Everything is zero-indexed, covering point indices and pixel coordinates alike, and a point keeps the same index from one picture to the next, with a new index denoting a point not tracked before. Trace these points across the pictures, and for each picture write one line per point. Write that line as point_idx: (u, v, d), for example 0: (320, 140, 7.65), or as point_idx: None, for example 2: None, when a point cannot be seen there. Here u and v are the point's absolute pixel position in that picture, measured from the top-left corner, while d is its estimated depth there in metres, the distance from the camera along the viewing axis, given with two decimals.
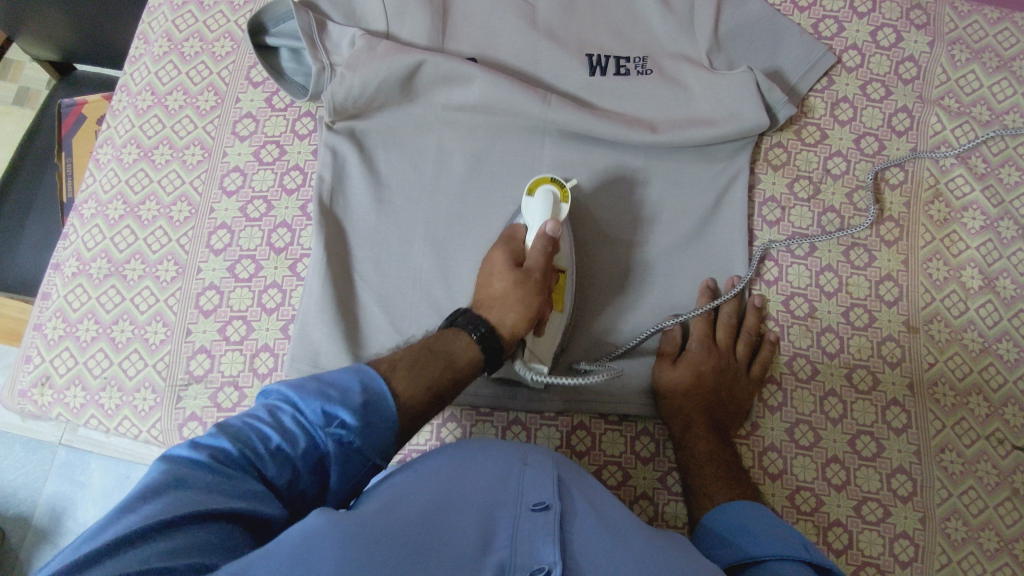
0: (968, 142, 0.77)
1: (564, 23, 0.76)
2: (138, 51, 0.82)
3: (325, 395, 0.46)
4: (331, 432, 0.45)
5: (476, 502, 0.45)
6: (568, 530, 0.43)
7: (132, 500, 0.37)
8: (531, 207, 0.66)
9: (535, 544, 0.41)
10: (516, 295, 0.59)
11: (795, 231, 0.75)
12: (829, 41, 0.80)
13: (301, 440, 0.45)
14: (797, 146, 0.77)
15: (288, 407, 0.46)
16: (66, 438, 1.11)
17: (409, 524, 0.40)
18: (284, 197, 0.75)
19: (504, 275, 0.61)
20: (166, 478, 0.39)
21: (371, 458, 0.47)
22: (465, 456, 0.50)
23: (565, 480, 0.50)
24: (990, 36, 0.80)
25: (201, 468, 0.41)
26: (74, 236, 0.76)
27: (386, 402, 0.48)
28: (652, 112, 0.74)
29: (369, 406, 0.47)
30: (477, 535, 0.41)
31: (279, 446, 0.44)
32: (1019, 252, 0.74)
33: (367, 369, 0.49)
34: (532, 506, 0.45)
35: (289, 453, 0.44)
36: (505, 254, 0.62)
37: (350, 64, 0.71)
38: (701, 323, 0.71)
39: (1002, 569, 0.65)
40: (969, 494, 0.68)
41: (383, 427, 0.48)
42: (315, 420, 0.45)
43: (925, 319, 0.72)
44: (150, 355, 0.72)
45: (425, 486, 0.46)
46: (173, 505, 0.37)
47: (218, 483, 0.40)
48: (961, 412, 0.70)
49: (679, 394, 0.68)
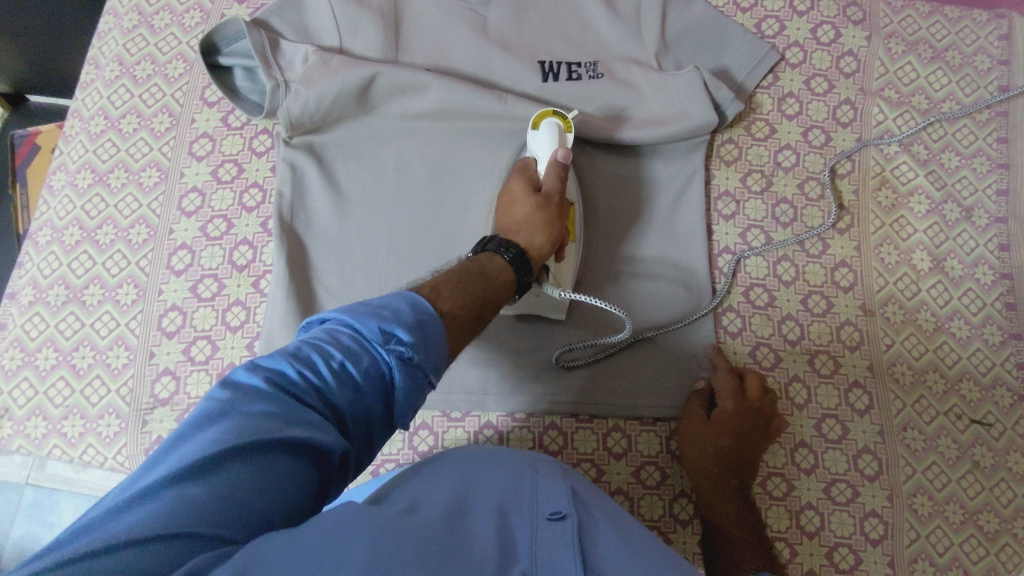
0: (909, 130, 0.79)
1: (515, 32, 0.78)
2: (89, 77, 0.81)
3: (379, 316, 0.45)
4: (390, 350, 0.45)
5: (492, 508, 0.44)
6: (588, 541, 0.42)
7: (192, 431, 0.38)
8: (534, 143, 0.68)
9: (556, 555, 0.40)
10: (539, 218, 0.63)
11: (750, 223, 0.77)
12: (772, 40, 0.82)
13: (362, 360, 0.44)
14: (748, 141, 0.79)
15: (346, 330, 0.45)
16: (33, 476, 1.08)
17: (432, 526, 0.39)
18: (244, 215, 0.75)
19: (523, 204, 0.64)
20: (224, 407, 0.39)
21: (430, 376, 0.46)
22: (474, 464, 0.50)
23: (578, 492, 0.49)
24: (923, 29, 0.83)
25: (262, 392, 0.41)
26: (29, 264, 0.75)
27: (434, 323, 0.47)
28: (605, 114, 0.76)
29: (421, 325, 0.46)
30: (496, 543, 0.40)
31: (341, 365, 0.43)
32: (964, 234, 0.77)
33: (415, 295, 0.48)
34: (548, 515, 0.44)
35: (351, 371, 0.43)
36: (523, 183, 0.66)
37: (304, 80, 0.71)
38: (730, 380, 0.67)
39: (968, 540, 0.67)
40: (933, 470, 0.69)
41: (436, 344, 0.47)
42: (373, 339, 0.45)
43: (880, 302, 0.74)
44: (113, 381, 0.71)
45: (439, 493, 0.45)
46: (228, 436, 0.37)
47: (275, 409, 0.39)
48: (920, 390, 0.72)
49: (697, 449, 0.66)
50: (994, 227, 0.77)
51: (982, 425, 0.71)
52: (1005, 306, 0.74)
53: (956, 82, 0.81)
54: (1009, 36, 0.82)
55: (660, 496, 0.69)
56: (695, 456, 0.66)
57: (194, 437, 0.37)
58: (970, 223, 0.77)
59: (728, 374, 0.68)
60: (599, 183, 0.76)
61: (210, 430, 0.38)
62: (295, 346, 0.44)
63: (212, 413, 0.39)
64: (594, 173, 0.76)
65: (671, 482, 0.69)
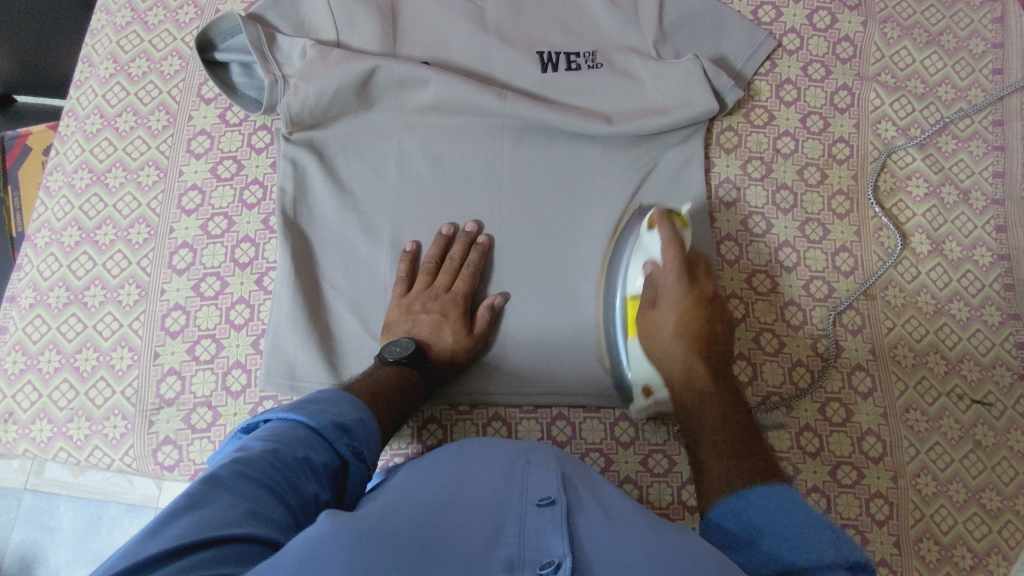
0: (905, 115, 0.80)
1: (513, 22, 0.77)
2: (84, 75, 0.81)
3: (330, 413, 0.51)
4: (345, 443, 0.50)
5: (481, 500, 0.45)
6: (576, 523, 0.43)
7: (181, 510, 0.38)
8: (648, 244, 0.67)
9: (544, 539, 0.40)
10: (467, 332, 0.68)
11: (751, 210, 0.77)
12: (769, 26, 0.82)
13: (321, 451, 0.48)
14: (747, 128, 0.80)
15: (299, 425, 0.49)
16: (32, 482, 1.07)
17: (413, 525, 0.40)
18: (245, 212, 0.75)
19: (456, 322, 0.68)
20: (208, 487, 0.40)
21: (371, 467, 0.53)
22: (466, 456, 0.51)
23: (570, 476, 0.50)
24: (918, 13, 0.84)
25: (234, 471, 0.42)
26: (28, 267, 0.75)
27: (373, 422, 0.55)
28: (606, 104, 0.76)
29: (363, 419, 0.53)
30: (485, 531, 0.41)
31: (304, 455, 0.47)
32: (962, 217, 0.78)
33: (339, 390, 0.55)
34: (538, 501, 0.45)
35: (313, 460, 0.47)
36: (464, 298, 0.70)
37: (303, 74, 0.71)
38: (674, 251, 0.63)
39: (972, 519, 0.68)
40: (935, 450, 0.70)
41: (375, 441, 0.54)
42: (330, 434, 0.50)
43: (881, 286, 0.75)
44: (117, 382, 0.70)
45: (429, 488, 0.46)
46: (225, 510, 0.39)
47: (258, 485, 0.42)
48: (921, 371, 0.73)
49: (677, 354, 0.61)
50: (990, 209, 0.78)
51: (983, 405, 0.72)
52: (1003, 287, 0.75)
53: (951, 66, 0.82)
54: (1002, 19, 0.83)
55: (670, 483, 0.69)
56: (666, 349, 0.62)
57: (187, 515, 0.38)
58: (967, 206, 0.78)
59: (666, 241, 0.64)
60: (599, 172, 0.75)
61: (204, 509, 0.39)
62: (256, 444, 0.46)
63: (194, 497, 0.40)
64: (604, 165, 0.76)
65: (679, 470, 0.69)
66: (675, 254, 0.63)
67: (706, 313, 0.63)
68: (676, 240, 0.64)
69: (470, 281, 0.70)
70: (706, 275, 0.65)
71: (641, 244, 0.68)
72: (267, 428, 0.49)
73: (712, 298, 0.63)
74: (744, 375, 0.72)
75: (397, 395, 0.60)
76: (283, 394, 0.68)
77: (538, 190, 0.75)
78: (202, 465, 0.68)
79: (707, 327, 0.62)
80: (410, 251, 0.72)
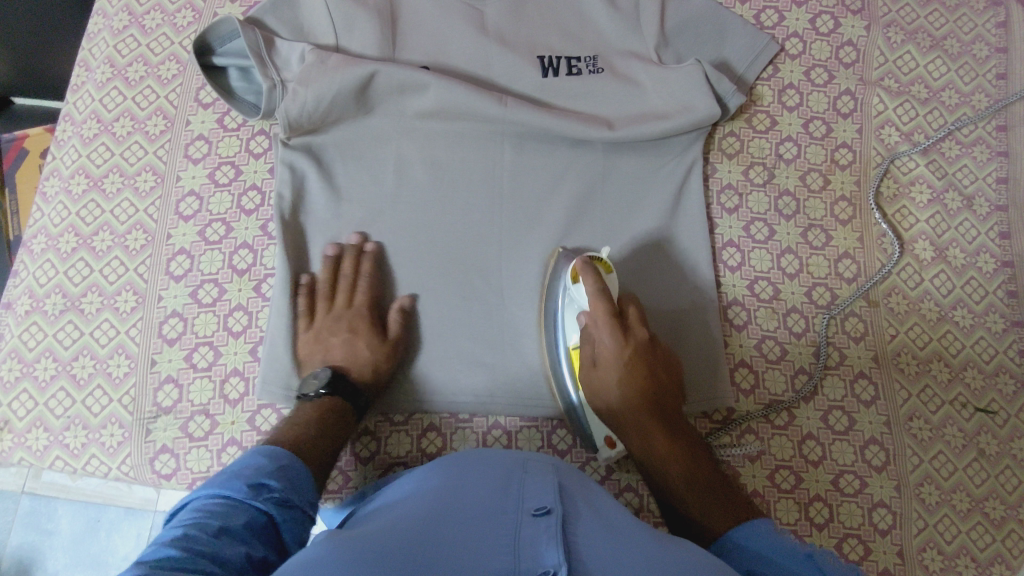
0: (908, 120, 0.80)
1: (513, 27, 0.77)
2: (80, 79, 0.80)
3: (242, 475, 0.49)
4: (266, 497, 0.48)
5: (476, 513, 0.44)
6: (572, 532, 0.42)
7: None
8: (576, 294, 0.67)
9: (540, 547, 0.39)
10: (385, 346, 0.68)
11: (753, 216, 0.77)
12: (772, 31, 0.82)
13: (243, 513, 0.46)
14: (749, 133, 0.79)
15: (210, 500, 0.46)
16: (29, 485, 1.06)
17: (404, 543, 0.39)
18: (243, 218, 0.74)
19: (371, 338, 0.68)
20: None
21: (306, 511, 0.51)
22: (463, 470, 0.51)
23: (567, 486, 0.49)
24: (922, 17, 0.83)
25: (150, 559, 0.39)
26: (24, 273, 0.74)
27: (297, 463, 0.54)
28: (607, 109, 0.75)
29: (283, 465, 0.52)
30: (480, 542, 0.40)
31: (223, 524, 0.44)
32: (966, 223, 0.77)
33: (249, 449, 0.53)
34: (534, 510, 0.44)
35: (235, 525, 0.44)
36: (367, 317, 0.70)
37: (301, 79, 0.70)
38: (602, 306, 0.64)
39: (976, 528, 0.68)
40: (939, 459, 0.70)
41: (304, 483, 0.53)
42: (246, 493, 0.48)
43: (884, 293, 0.74)
44: (114, 390, 0.70)
45: (425, 503, 0.46)
46: None
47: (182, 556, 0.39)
48: (925, 379, 0.72)
49: (616, 403, 0.65)
50: (995, 214, 0.77)
51: (987, 414, 0.71)
52: (1007, 294, 0.75)
53: (955, 70, 0.81)
54: (1006, 24, 0.83)
55: None
56: (614, 407, 0.65)
57: None
58: (971, 212, 0.77)
59: (593, 298, 0.64)
60: (598, 178, 0.75)
61: None
62: (169, 534, 0.43)
63: None
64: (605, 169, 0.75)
65: None
66: (603, 310, 0.64)
67: (643, 359, 0.64)
68: (603, 294, 0.64)
69: (368, 292, 0.71)
70: (636, 320, 0.66)
71: (571, 295, 0.68)
72: (179, 515, 0.45)
73: (646, 344, 0.65)
74: (746, 383, 0.72)
75: (325, 426, 0.61)
76: (281, 403, 0.68)
77: (539, 196, 0.74)
78: (200, 474, 0.68)
79: (648, 377, 0.64)
80: (333, 255, 0.71)
